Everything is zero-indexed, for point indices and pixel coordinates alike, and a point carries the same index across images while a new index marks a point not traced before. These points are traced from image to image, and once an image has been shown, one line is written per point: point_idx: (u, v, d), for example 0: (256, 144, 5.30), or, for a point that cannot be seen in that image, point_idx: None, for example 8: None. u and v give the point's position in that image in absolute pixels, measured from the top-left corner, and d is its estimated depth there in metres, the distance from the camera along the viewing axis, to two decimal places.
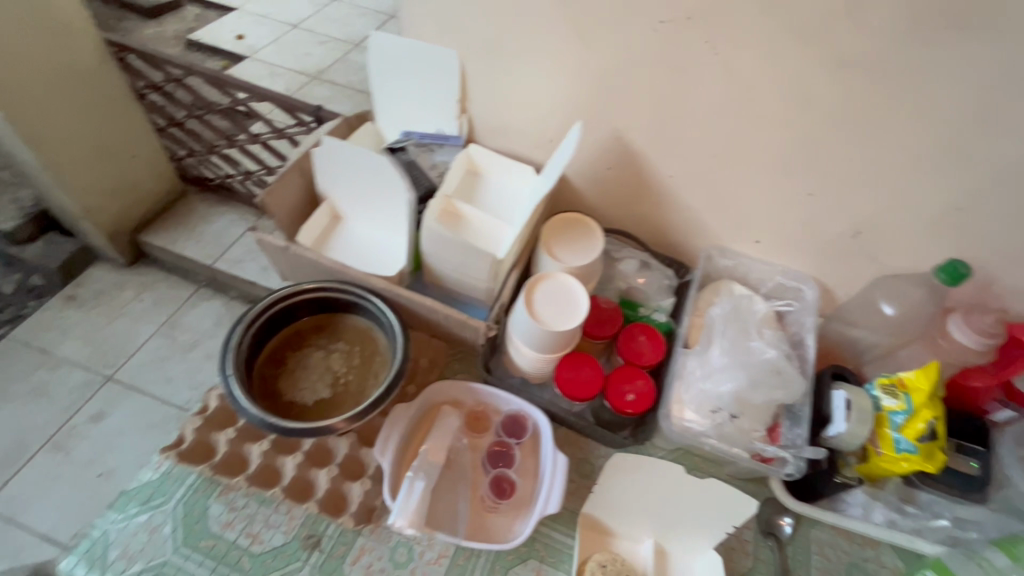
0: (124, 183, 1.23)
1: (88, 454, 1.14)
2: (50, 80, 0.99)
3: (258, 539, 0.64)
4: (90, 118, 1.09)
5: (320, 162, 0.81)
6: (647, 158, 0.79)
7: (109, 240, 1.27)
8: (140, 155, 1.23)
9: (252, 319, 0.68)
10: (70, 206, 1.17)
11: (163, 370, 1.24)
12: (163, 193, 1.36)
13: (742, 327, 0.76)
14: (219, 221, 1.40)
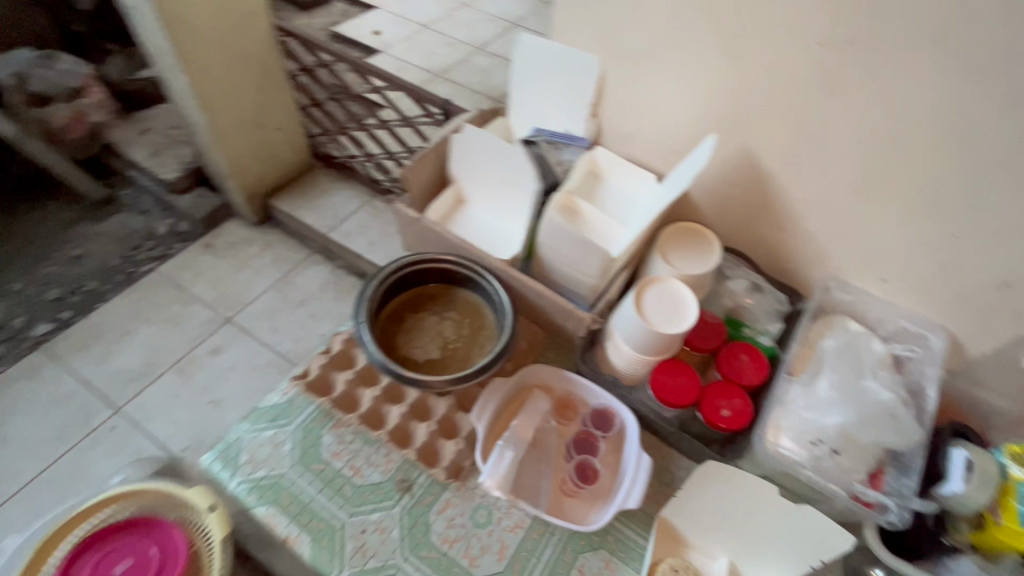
0: (265, 151, 1.43)
1: (207, 381, 1.30)
2: (224, 58, 1.21)
3: (360, 472, 0.71)
4: (248, 93, 1.30)
5: (457, 148, 0.89)
6: (776, 179, 0.78)
7: (246, 201, 1.48)
8: (282, 129, 1.44)
9: (384, 277, 0.76)
10: (221, 167, 1.38)
11: (273, 320, 1.39)
12: (294, 166, 1.54)
13: (856, 364, 0.73)
14: (339, 195, 1.54)
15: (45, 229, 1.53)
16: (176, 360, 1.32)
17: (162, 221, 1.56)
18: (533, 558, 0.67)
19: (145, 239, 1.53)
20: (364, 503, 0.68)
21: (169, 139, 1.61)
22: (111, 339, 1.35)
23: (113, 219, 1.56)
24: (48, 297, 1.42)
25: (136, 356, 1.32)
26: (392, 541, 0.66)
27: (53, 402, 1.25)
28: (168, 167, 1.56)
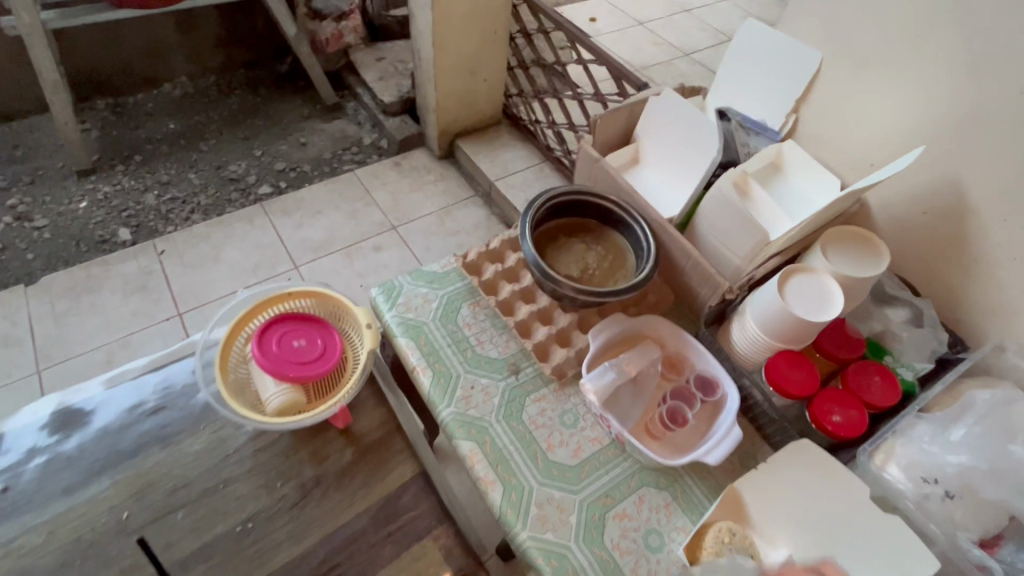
0: (467, 96, 1.63)
1: (366, 269, 1.54)
2: (468, 9, 1.42)
3: (482, 345, 0.83)
4: (473, 43, 1.51)
5: (649, 110, 0.95)
6: (979, 216, 0.73)
7: (439, 133, 1.70)
8: (487, 81, 1.63)
9: (554, 196, 0.87)
10: (430, 100, 1.61)
11: (428, 238, 1.59)
12: (484, 117, 1.73)
13: (1010, 425, 0.65)
14: (513, 151, 1.70)
15: (288, 116, 1.90)
16: (347, 244, 1.58)
17: (371, 135, 1.87)
18: (601, 469, 0.73)
19: (352, 145, 1.84)
20: (478, 368, 0.80)
21: (396, 69, 1.90)
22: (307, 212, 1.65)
23: (335, 123, 1.90)
24: (275, 167, 1.76)
25: (321, 231, 1.60)
26: (491, 405, 0.77)
27: (256, 244, 1.56)
28: (388, 91, 1.82)
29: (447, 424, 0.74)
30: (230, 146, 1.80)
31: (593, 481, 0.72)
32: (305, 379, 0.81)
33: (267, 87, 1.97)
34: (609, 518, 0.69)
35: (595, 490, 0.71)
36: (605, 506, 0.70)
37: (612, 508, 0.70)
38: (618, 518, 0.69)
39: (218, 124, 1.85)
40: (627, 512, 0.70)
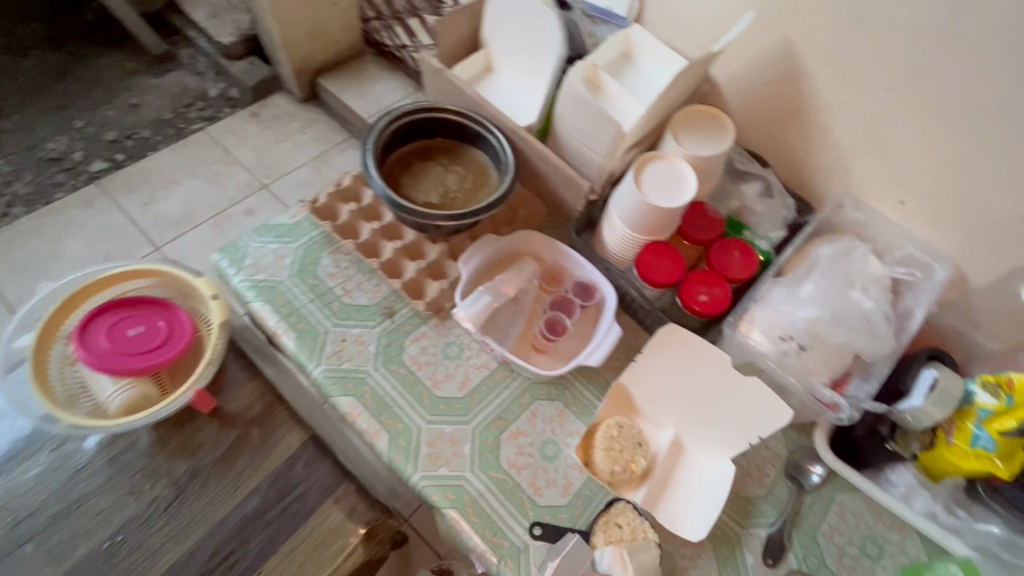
0: (318, 26, 1.35)
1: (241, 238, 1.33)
2: None
3: (349, 294, 0.76)
4: None
5: (492, 8, 0.87)
6: (813, 80, 0.74)
7: (296, 74, 1.43)
8: (337, 4, 1.33)
9: (397, 116, 0.78)
10: (274, 35, 1.33)
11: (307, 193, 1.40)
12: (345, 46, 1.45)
13: (846, 274, 0.72)
14: (385, 83, 1.45)
15: (109, 72, 1.58)
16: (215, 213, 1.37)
17: (216, 85, 1.58)
18: (492, 394, 0.72)
19: (199, 99, 1.55)
20: (348, 319, 0.74)
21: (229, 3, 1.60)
22: (158, 185, 1.40)
23: (169, 75, 1.59)
24: (105, 137, 1.48)
25: (181, 204, 1.37)
26: (368, 354, 0.72)
27: (102, 231, 1.33)
28: (225, 30, 1.56)
29: (319, 383, 0.69)
30: (37, 122, 1.48)
31: (483, 408, 0.70)
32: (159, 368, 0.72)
33: (69, 40, 1.62)
34: (503, 440, 0.69)
35: (487, 416, 0.70)
36: (498, 429, 0.69)
37: (506, 427, 0.69)
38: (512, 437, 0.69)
39: (17, 94, 1.52)
40: (521, 429, 0.70)
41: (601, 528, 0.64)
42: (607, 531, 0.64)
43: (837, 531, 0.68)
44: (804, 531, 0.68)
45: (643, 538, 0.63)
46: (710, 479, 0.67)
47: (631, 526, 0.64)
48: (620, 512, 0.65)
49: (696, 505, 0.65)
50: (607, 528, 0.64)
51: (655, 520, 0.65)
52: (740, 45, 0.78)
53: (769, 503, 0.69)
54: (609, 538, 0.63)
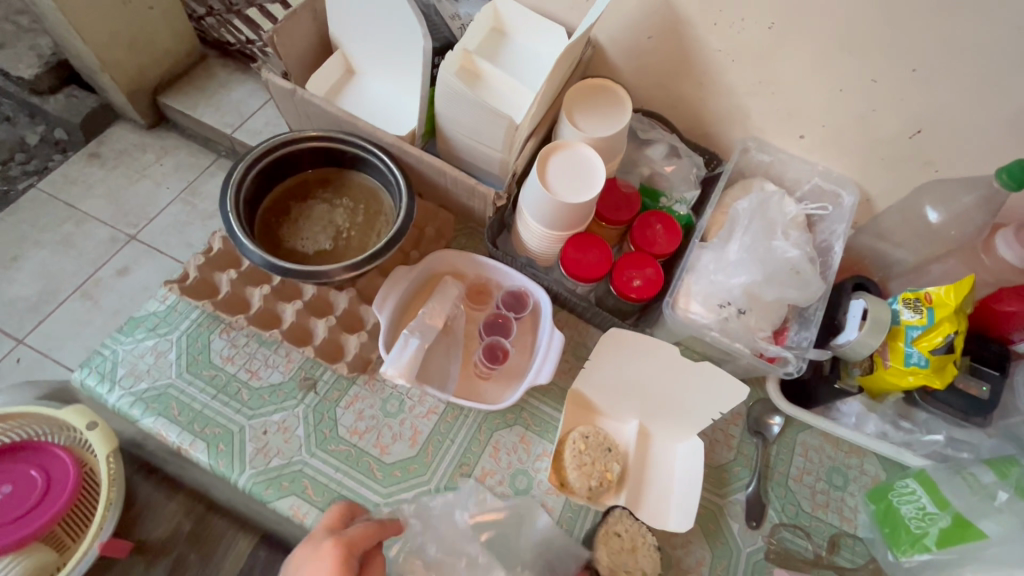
0: (139, 38, 1.05)
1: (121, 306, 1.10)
2: None
3: (257, 376, 0.66)
4: None
5: (334, 3, 0.74)
6: (696, 29, 0.70)
7: (130, 99, 1.13)
8: (156, 8, 1.04)
9: (254, 160, 0.66)
10: (86, 56, 1.02)
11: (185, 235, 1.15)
12: (179, 55, 1.16)
13: (767, 223, 0.71)
14: (241, 89, 1.20)
15: None
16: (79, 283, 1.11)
17: (34, 130, 1.24)
18: (446, 440, 0.66)
19: (16, 151, 1.22)
20: (263, 406, 0.65)
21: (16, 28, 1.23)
22: None
23: None
24: None
25: (34, 283, 1.10)
26: (296, 439, 0.63)
27: None
28: (22, 62, 1.19)
29: (249, 491, 0.60)
30: None
31: (441, 460, 0.65)
32: (72, 489, 0.64)
33: None
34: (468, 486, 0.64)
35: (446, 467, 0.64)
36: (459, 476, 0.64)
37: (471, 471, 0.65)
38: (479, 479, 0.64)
39: None
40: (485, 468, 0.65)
41: (602, 541, 0.61)
42: (608, 543, 0.61)
43: (805, 472, 0.70)
44: (776, 482, 0.69)
45: (642, 545, 0.62)
46: (683, 461, 0.66)
47: (629, 534, 0.62)
48: (614, 521, 0.62)
49: (676, 494, 0.64)
50: (608, 540, 0.62)
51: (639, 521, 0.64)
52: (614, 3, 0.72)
53: (740, 464, 0.70)
54: (611, 550, 0.61)
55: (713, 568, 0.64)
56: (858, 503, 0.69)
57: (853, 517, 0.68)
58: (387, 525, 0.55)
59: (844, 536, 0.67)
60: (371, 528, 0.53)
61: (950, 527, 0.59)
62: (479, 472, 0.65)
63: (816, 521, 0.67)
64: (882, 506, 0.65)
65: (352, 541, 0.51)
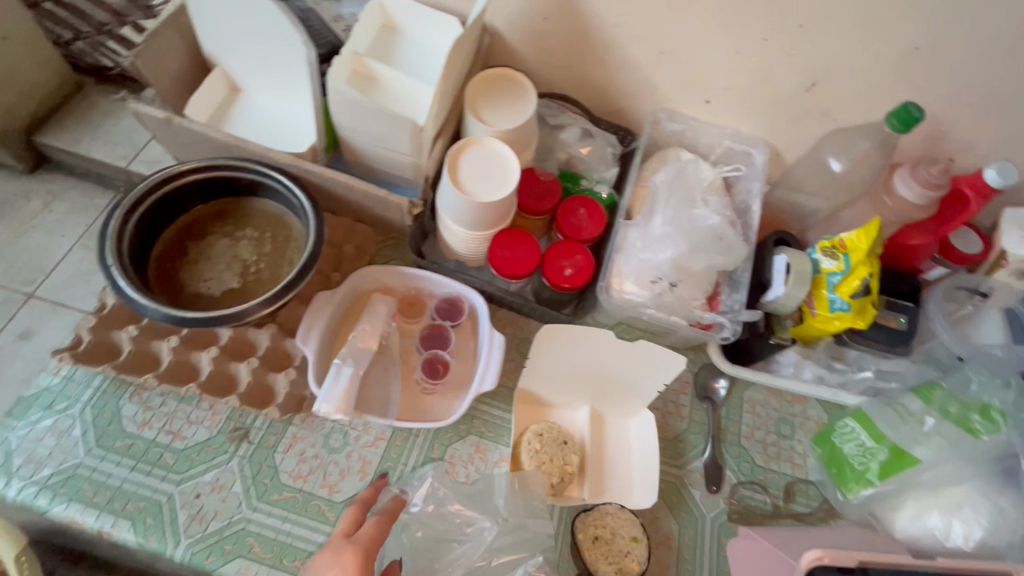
0: None
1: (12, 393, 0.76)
2: None
3: (180, 436, 0.61)
4: None
5: (201, 16, 0.68)
6: (590, 5, 0.68)
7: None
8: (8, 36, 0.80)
9: (134, 204, 0.59)
10: None
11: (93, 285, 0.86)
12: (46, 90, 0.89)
13: (686, 193, 0.71)
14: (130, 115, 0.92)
15: None
16: None
17: None
18: (398, 467, 0.63)
19: None
20: (191, 467, 0.60)
21: None
22: None
23: None
24: None
25: None
26: (234, 496, 0.59)
27: None
28: None
29: (190, 563, 0.56)
30: None
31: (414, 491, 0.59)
32: None
33: None
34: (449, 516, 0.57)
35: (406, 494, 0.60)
36: (447, 504, 0.58)
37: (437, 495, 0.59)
38: (456, 504, 0.58)
39: None
40: (477, 493, 0.59)
41: (591, 557, 0.60)
42: (597, 554, 0.60)
43: (755, 428, 0.72)
44: (730, 443, 0.71)
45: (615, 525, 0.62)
46: (640, 440, 0.67)
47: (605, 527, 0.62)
48: (584, 531, 0.62)
49: (639, 470, 0.65)
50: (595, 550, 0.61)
51: (607, 505, 0.63)
52: None
53: (694, 432, 0.71)
54: (605, 557, 0.60)
55: (683, 540, 0.65)
56: (807, 448, 0.71)
57: (803, 462, 0.71)
58: (392, 508, 0.54)
59: (799, 483, 0.69)
60: (380, 524, 0.53)
61: (888, 458, 0.61)
62: (468, 499, 0.59)
63: (770, 473, 0.70)
64: (827, 448, 0.68)
65: (364, 545, 0.51)
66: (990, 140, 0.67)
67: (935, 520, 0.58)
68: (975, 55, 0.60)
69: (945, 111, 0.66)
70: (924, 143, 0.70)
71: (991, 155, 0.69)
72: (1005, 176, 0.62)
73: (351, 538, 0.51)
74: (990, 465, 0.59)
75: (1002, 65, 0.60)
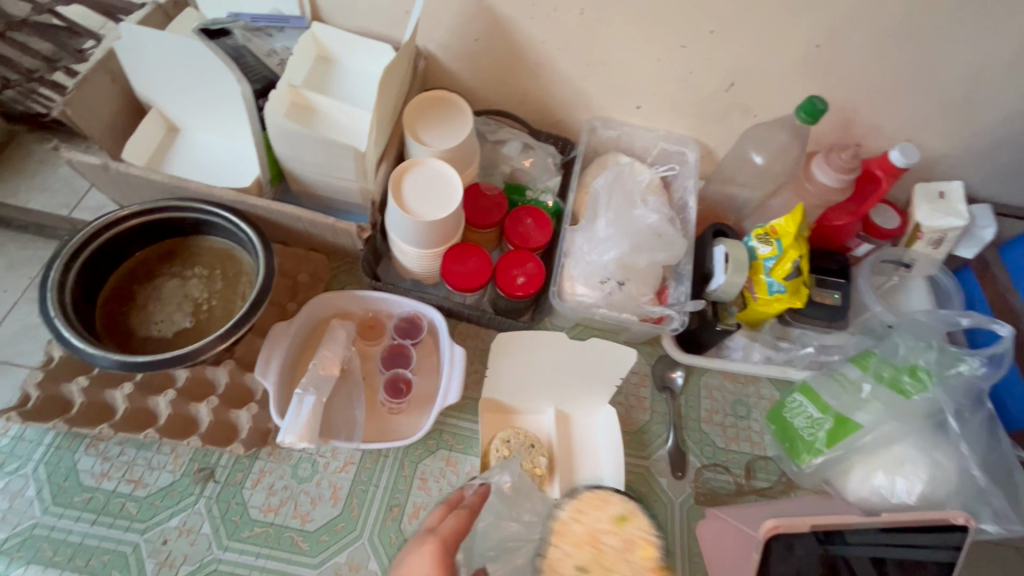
0: None
1: None
2: None
3: (142, 483, 0.60)
4: None
5: (130, 59, 0.67)
6: (516, 25, 0.71)
7: None
8: None
9: (74, 253, 0.58)
10: None
11: None
12: None
13: (626, 194, 0.74)
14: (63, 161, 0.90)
15: None
16: None
17: None
18: (370, 489, 0.63)
19: None
20: (157, 513, 0.59)
21: None
22: None
23: None
24: None
25: None
26: (204, 537, 0.58)
27: None
28: None
29: None
30: None
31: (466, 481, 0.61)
32: None
33: None
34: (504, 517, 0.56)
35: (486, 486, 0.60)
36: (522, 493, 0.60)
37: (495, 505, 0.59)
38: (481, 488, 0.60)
39: None
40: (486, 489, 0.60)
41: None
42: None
43: (714, 412, 0.75)
44: (692, 428, 0.74)
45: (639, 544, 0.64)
46: (605, 435, 0.69)
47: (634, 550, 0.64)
48: None
49: (607, 464, 0.67)
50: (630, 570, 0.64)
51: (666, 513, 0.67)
52: (432, 13, 0.72)
53: (657, 422, 0.74)
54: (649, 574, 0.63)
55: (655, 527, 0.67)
56: (763, 426, 0.75)
57: (761, 440, 0.74)
58: (475, 502, 0.53)
59: (758, 460, 0.73)
60: (464, 517, 0.51)
61: (834, 427, 0.65)
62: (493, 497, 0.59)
63: (731, 453, 0.73)
64: (780, 424, 0.72)
65: (446, 535, 0.49)
66: (894, 124, 0.73)
67: (881, 479, 0.62)
68: (869, 49, 0.65)
69: (851, 101, 0.72)
70: (837, 131, 0.75)
71: (896, 137, 0.75)
72: (907, 156, 0.68)
73: (433, 530, 0.49)
74: (923, 423, 0.64)
75: (895, 57, 0.66)
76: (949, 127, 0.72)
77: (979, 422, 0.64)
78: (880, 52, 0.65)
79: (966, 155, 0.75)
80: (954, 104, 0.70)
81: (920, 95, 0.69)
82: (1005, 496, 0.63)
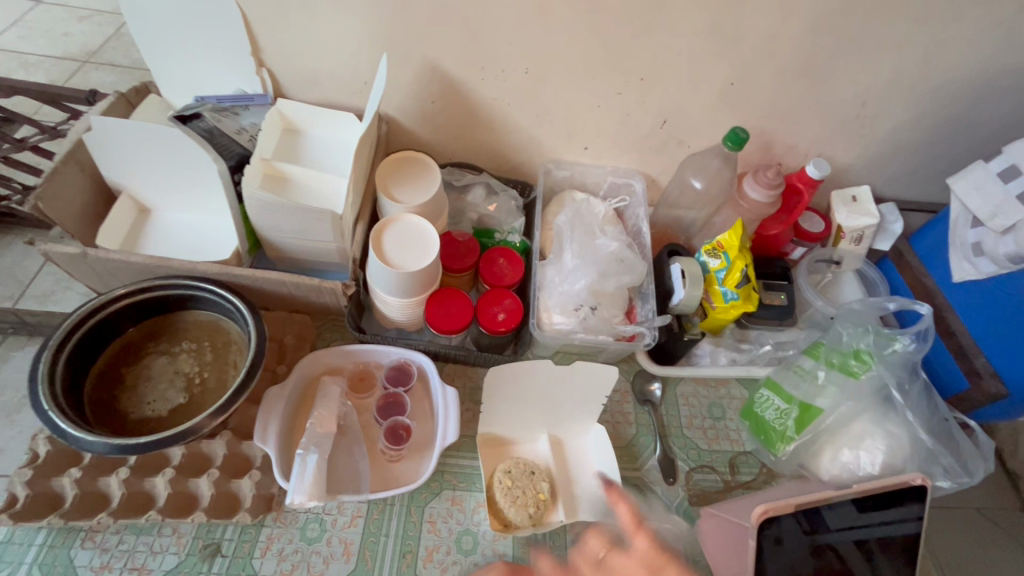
0: None
1: None
2: None
3: (146, 569, 0.59)
4: None
5: (99, 149, 0.69)
6: (469, 86, 0.78)
7: None
8: None
9: (59, 343, 0.59)
10: None
11: None
12: None
13: (586, 228, 0.81)
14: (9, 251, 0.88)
15: None
16: None
17: None
18: (380, 540, 0.64)
19: None
20: None
21: None
22: None
23: None
24: None
25: None
26: None
27: None
28: None
29: None
30: None
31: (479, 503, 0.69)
32: None
33: None
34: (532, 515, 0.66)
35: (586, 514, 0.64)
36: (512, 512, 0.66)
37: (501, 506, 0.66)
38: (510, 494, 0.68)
39: None
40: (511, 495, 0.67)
41: None
42: None
43: (693, 417, 0.81)
44: (676, 434, 0.79)
45: None
46: (596, 453, 0.73)
47: None
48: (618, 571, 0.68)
49: (604, 481, 0.70)
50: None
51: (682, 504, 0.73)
52: (390, 82, 0.78)
53: (643, 434, 0.79)
54: None
55: None
56: (738, 423, 0.81)
57: (739, 437, 0.80)
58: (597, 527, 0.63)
59: (739, 456, 0.79)
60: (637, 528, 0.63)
61: (800, 414, 0.72)
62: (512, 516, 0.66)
63: (715, 453, 0.78)
64: (753, 418, 0.78)
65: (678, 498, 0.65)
66: (805, 142, 0.84)
67: (848, 455, 0.69)
68: (774, 84, 0.76)
69: (767, 126, 0.82)
70: (759, 152, 0.86)
71: (809, 153, 0.86)
72: (821, 170, 0.79)
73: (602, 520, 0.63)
74: (872, 399, 0.71)
75: (797, 89, 0.77)
76: (850, 141, 0.84)
77: (919, 391, 0.72)
78: (784, 86, 0.76)
79: (868, 162, 0.88)
80: (851, 123, 0.81)
81: (823, 117, 0.80)
82: (952, 454, 0.71)
